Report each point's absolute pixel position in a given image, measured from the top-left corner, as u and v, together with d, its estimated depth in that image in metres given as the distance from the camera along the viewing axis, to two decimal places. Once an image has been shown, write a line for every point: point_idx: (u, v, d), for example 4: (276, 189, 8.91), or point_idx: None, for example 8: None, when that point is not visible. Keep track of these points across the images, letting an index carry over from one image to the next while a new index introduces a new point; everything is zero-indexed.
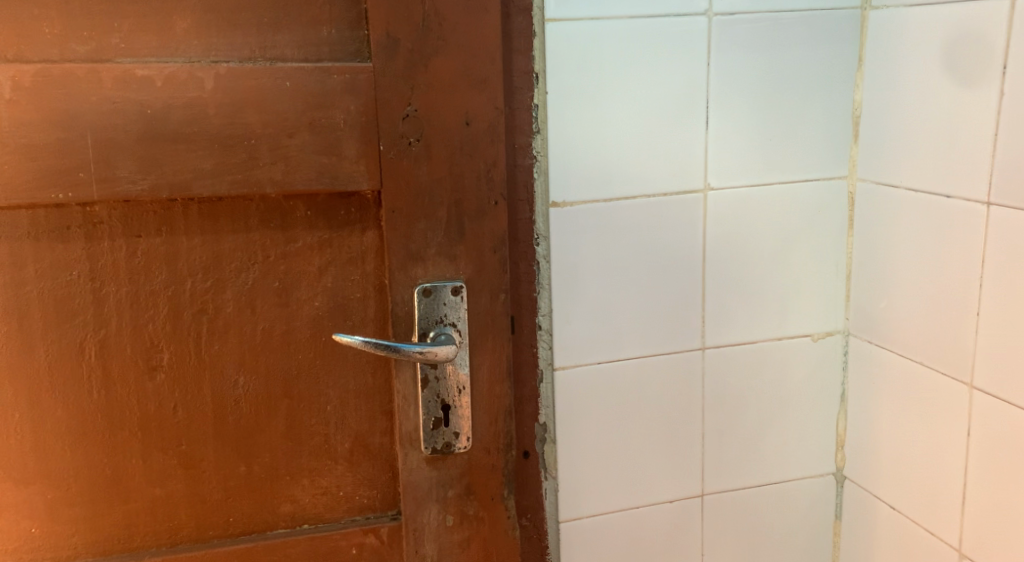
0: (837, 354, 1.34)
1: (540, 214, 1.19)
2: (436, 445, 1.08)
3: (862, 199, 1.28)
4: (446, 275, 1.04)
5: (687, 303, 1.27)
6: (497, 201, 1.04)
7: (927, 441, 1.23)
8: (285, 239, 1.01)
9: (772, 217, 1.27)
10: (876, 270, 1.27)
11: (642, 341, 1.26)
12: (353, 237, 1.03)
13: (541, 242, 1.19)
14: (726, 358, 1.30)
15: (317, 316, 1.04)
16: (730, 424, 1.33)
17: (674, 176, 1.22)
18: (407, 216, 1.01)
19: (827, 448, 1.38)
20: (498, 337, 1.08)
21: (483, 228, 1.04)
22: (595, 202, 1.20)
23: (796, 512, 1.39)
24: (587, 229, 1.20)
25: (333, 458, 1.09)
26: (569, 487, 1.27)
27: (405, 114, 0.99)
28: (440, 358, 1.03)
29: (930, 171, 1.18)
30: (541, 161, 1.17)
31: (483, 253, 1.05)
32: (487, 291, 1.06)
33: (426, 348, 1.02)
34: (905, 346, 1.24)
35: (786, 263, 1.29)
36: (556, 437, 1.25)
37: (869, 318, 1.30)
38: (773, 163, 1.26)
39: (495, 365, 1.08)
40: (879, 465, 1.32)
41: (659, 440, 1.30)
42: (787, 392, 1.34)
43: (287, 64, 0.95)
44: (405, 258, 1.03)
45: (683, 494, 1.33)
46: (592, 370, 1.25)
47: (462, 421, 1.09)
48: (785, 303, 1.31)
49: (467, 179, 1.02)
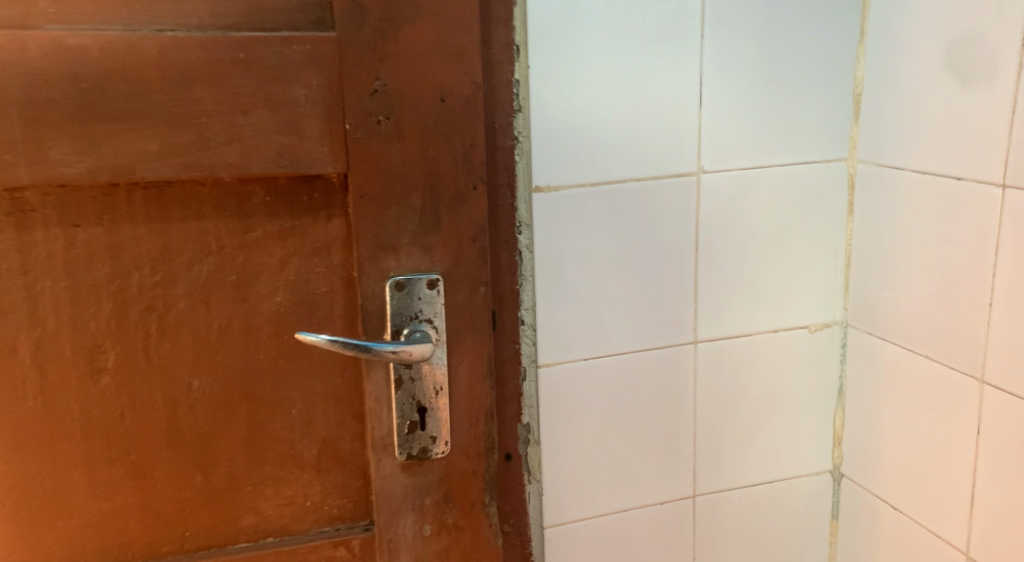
0: (834, 346, 1.27)
1: (523, 200, 1.10)
2: (412, 450, 1.00)
3: (863, 182, 1.21)
4: (420, 266, 0.96)
5: (678, 295, 1.18)
6: (476, 186, 0.95)
7: (931, 439, 1.16)
8: (242, 228, 0.92)
9: (768, 202, 1.19)
10: (878, 258, 1.20)
11: (631, 335, 1.18)
12: (317, 226, 0.94)
13: (524, 230, 1.10)
14: (719, 352, 1.22)
15: (279, 312, 0.95)
16: (724, 422, 1.25)
17: (665, 158, 1.14)
18: (377, 201, 0.93)
19: (823, 445, 1.31)
20: (478, 332, 1.00)
21: (460, 215, 0.95)
22: (581, 186, 1.11)
23: (791, 512, 1.32)
24: (573, 216, 1.12)
25: (299, 465, 1.00)
26: (554, 491, 1.19)
27: (373, 89, 0.89)
28: (413, 358, 0.95)
29: (939, 151, 1.11)
30: (524, 142, 1.08)
31: (461, 243, 0.96)
32: (465, 283, 0.98)
33: (398, 347, 0.94)
34: (910, 338, 1.17)
35: (783, 251, 1.21)
36: (541, 438, 1.17)
37: (870, 309, 1.23)
38: (771, 143, 1.18)
39: (475, 363, 1.00)
40: (880, 463, 1.25)
41: (650, 440, 1.22)
42: (783, 387, 1.26)
43: (241, 33, 0.86)
44: (376, 249, 0.94)
45: (674, 496, 1.25)
46: (579, 366, 1.16)
47: (440, 424, 1.00)
48: (782, 293, 1.23)
49: (442, 162, 0.93)
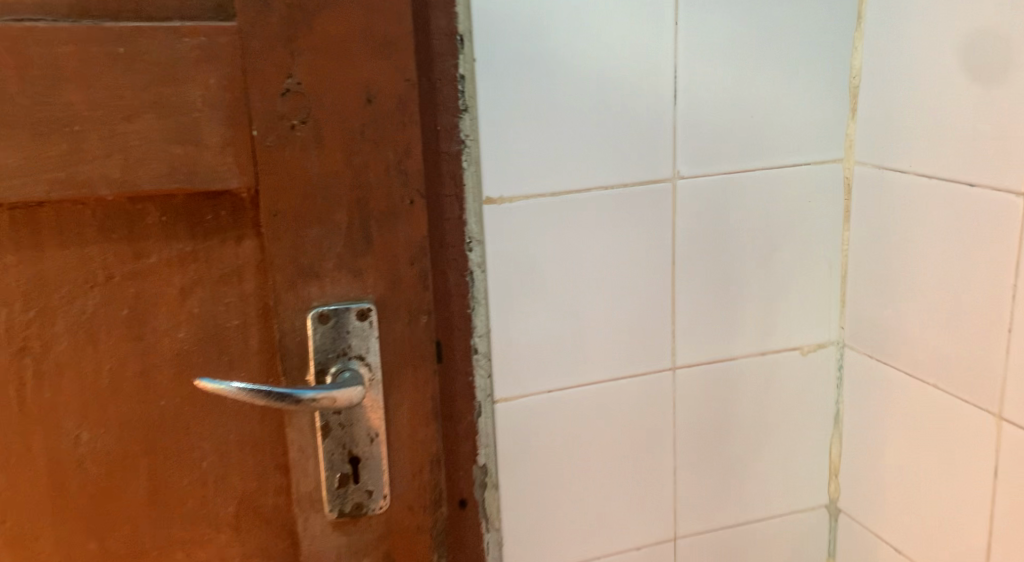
0: (831, 369, 1.14)
1: (472, 213, 0.96)
2: (345, 507, 0.86)
3: (860, 185, 1.07)
4: (349, 294, 0.81)
5: (654, 316, 1.05)
6: (413, 200, 0.81)
7: (943, 479, 1.04)
8: (133, 254, 0.78)
9: (754, 210, 1.05)
10: (880, 270, 1.07)
11: (601, 363, 1.04)
12: (225, 250, 0.80)
13: (475, 247, 0.96)
14: (701, 379, 1.09)
15: (182, 350, 0.81)
16: (708, 456, 1.12)
17: (639, 161, 1.00)
18: (294, 220, 0.79)
19: (818, 477, 1.18)
20: (420, 369, 0.85)
21: (395, 234, 0.81)
22: (541, 195, 0.97)
23: (782, 552, 1.19)
24: (533, 229, 0.98)
25: (213, 526, 0.86)
26: (517, 539, 1.05)
27: (284, 89, 0.75)
28: (339, 405, 0.80)
29: (951, 153, 0.97)
30: (472, 146, 0.94)
31: (397, 267, 0.82)
32: (403, 313, 0.83)
33: (323, 394, 0.79)
34: (916, 364, 1.04)
35: (772, 265, 1.08)
36: (499, 481, 1.03)
37: (869, 329, 1.10)
38: (757, 143, 1.04)
39: (416, 404, 0.86)
40: (882, 500, 1.12)
41: (625, 478, 1.09)
42: (774, 416, 1.13)
43: (120, 23, 0.72)
44: (295, 275, 0.80)
45: (652, 539, 1.12)
46: (541, 399, 1.03)
47: (376, 476, 0.86)
48: (770, 311, 1.10)
49: (372, 172, 0.79)
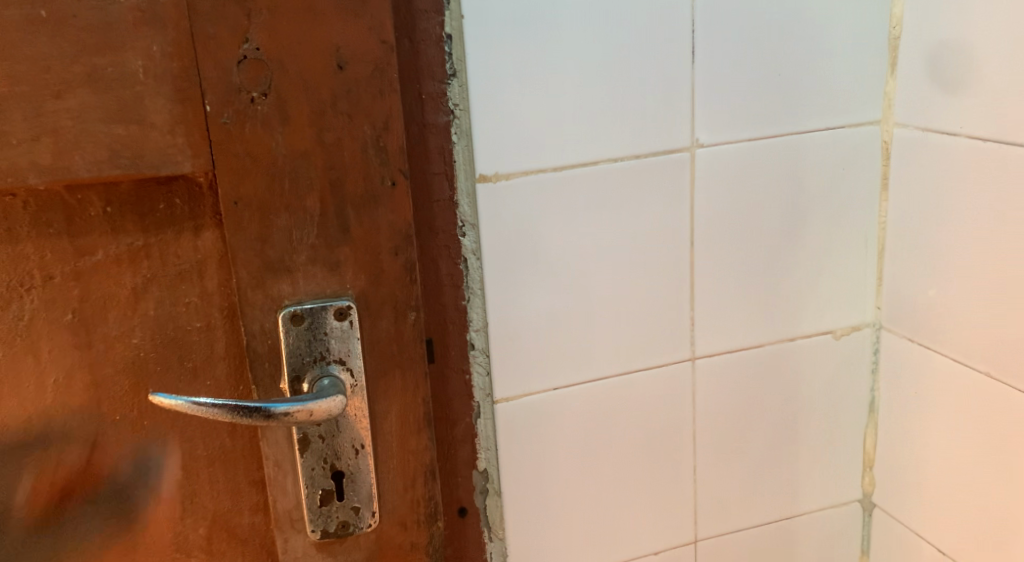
0: (865, 353, 1.04)
1: (466, 193, 0.85)
2: (329, 526, 0.77)
3: (901, 150, 0.97)
4: (326, 291, 0.71)
5: (672, 301, 0.95)
6: (395, 180, 0.71)
7: (996, 477, 0.94)
8: (75, 251, 0.69)
9: (782, 180, 0.95)
10: (921, 244, 0.97)
11: (614, 353, 0.94)
12: (181, 243, 0.71)
13: (468, 232, 0.87)
14: (723, 368, 0.99)
15: (138, 358, 0.72)
16: (731, 453, 1.02)
17: (653, 129, 0.89)
18: (258, 208, 0.69)
19: (852, 469, 1.08)
20: (410, 372, 0.75)
21: (375, 220, 0.71)
22: (542, 171, 0.87)
23: (812, 549, 1.09)
24: (535, 207, 0.87)
25: (183, 550, 0.77)
26: (524, 547, 0.96)
27: (240, 56, 0.65)
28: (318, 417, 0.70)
29: (1012, 115, 0.86)
30: (462, 117, 0.84)
31: (379, 258, 0.72)
32: (389, 310, 0.73)
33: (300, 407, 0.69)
34: (965, 350, 0.94)
35: (801, 241, 0.97)
36: (502, 487, 0.94)
37: (908, 310, 1.00)
38: (786, 105, 0.93)
39: (407, 411, 0.76)
40: (924, 497, 1.02)
41: (642, 478, 0.99)
42: (804, 406, 1.03)
43: None
44: (262, 271, 0.70)
45: (672, 542, 1.03)
46: (548, 395, 0.93)
47: (364, 492, 0.77)
48: (799, 293, 0.99)
49: (347, 150, 0.69)
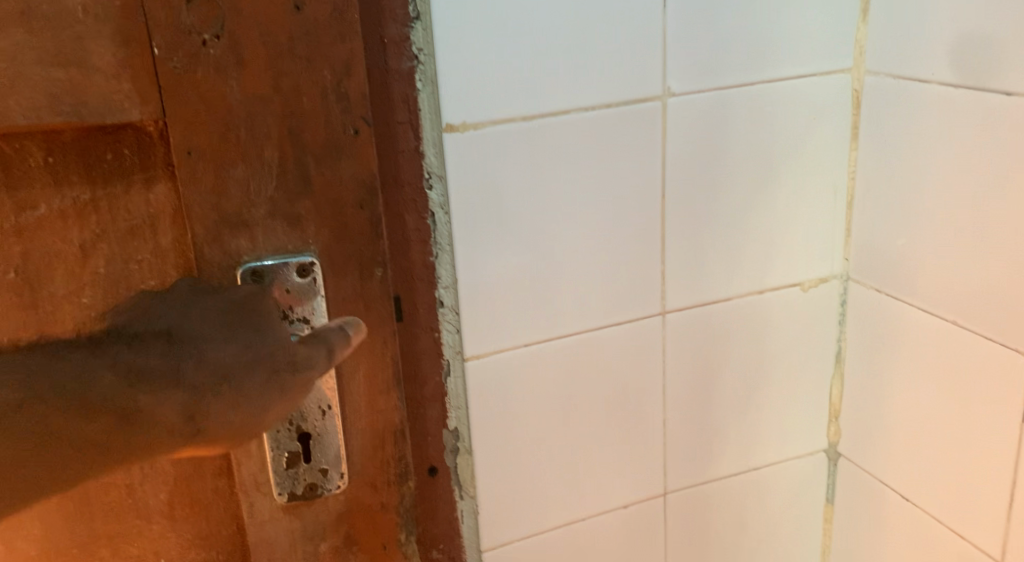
0: (833, 304, 1.03)
1: (431, 143, 0.83)
2: (296, 489, 0.75)
3: (872, 98, 0.95)
4: (287, 246, 0.69)
5: (642, 254, 0.93)
6: (357, 129, 0.69)
7: (960, 426, 0.94)
8: (17, 204, 0.66)
9: (753, 129, 0.93)
10: (890, 193, 0.96)
11: (584, 309, 0.92)
12: (132, 197, 0.68)
13: (435, 184, 0.84)
14: (693, 321, 0.97)
15: (89, 320, 0.69)
16: (701, 405, 1.01)
17: (624, 75, 0.87)
18: (213, 159, 0.66)
19: (818, 420, 1.08)
20: (376, 328, 0.74)
21: (337, 171, 0.69)
22: (510, 121, 0.84)
23: (779, 500, 1.10)
24: (503, 159, 0.85)
25: (144, 516, 0.76)
26: (494, 506, 0.95)
27: None
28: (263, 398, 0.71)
29: (984, 60, 0.84)
30: (426, 63, 0.81)
31: (342, 212, 0.70)
32: (354, 266, 0.71)
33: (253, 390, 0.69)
34: (932, 299, 0.94)
35: (772, 192, 0.96)
36: (473, 446, 0.92)
37: (877, 260, 0.99)
38: (758, 51, 0.91)
39: (375, 369, 0.75)
40: (890, 446, 1.02)
41: (612, 433, 0.98)
42: (774, 358, 1.03)
43: None
44: (219, 225, 0.67)
45: (642, 496, 1.02)
46: (518, 353, 0.91)
47: (331, 453, 0.75)
48: (769, 244, 0.98)
49: (305, 96, 0.67)
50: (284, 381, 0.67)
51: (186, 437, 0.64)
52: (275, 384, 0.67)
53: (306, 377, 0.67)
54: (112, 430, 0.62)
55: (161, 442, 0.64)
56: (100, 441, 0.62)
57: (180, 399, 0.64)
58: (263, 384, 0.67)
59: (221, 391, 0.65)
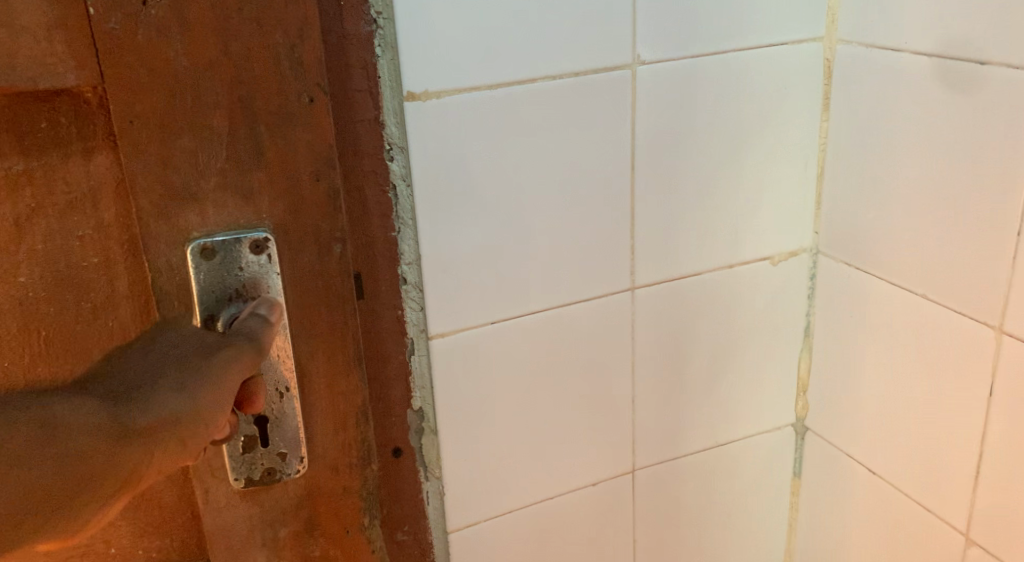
0: (802, 277, 1.02)
1: (391, 112, 0.79)
2: (254, 474, 0.72)
3: (843, 68, 0.93)
4: (240, 221, 0.66)
5: (611, 228, 0.90)
6: (312, 97, 0.65)
7: (928, 401, 0.93)
8: None
9: (723, 100, 0.91)
10: (860, 164, 0.94)
11: (551, 285, 0.90)
12: (71, 170, 0.64)
13: (396, 155, 0.81)
14: (662, 296, 0.95)
15: (30, 298, 0.66)
16: (669, 381, 0.99)
17: (593, 42, 0.84)
18: (157, 127, 0.62)
19: (786, 394, 1.07)
20: (335, 307, 0.71)
21: (292, 140, 0.66)
22: (474, 90, 0.81)
23: (747, 474, 1.09)
24: (467, 129, 0.81)
25: None
26: (460, 486, 0.93)
27: None
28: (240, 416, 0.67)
29: (958, 29, 0.82)
30: (386, 28, 0.77)
31: (298, 184, 0.67)
32: (311, 241, 0.68)
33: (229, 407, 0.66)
34: (902, 273, 0.92)
35: (743, 163, 0.94)
36: (438, 426, 0.90)
37: (846, 233, 0.97)
38: (728, 19, 0.88)
39: (334, 350, 0.72)
40: (859, 421, 1.01)
41: (580, 410, 0.96)
42: (743, 332, 1.01)
43: None
44: (166, 198, 0.64)
45: (610, 474, 1.00)
46: (484, 330, 0.88)
47: (290, 436, 0.72)
48: (738, 217, 0.96)
49: (257, 61, 0.63)
50: (211, 368, 0.62)
51: (117, 439, 0.58)
52: (198, 370, 0.62)
53: (238, 365, 0.64)
54: (35, 441, 0.55)
55: (93, 450, 0.56)
56: (22, 458, 0.54)
57: (98, 406, 0.58)
58: (186, 379, 0.61)
59: (143, 394, 0.60)
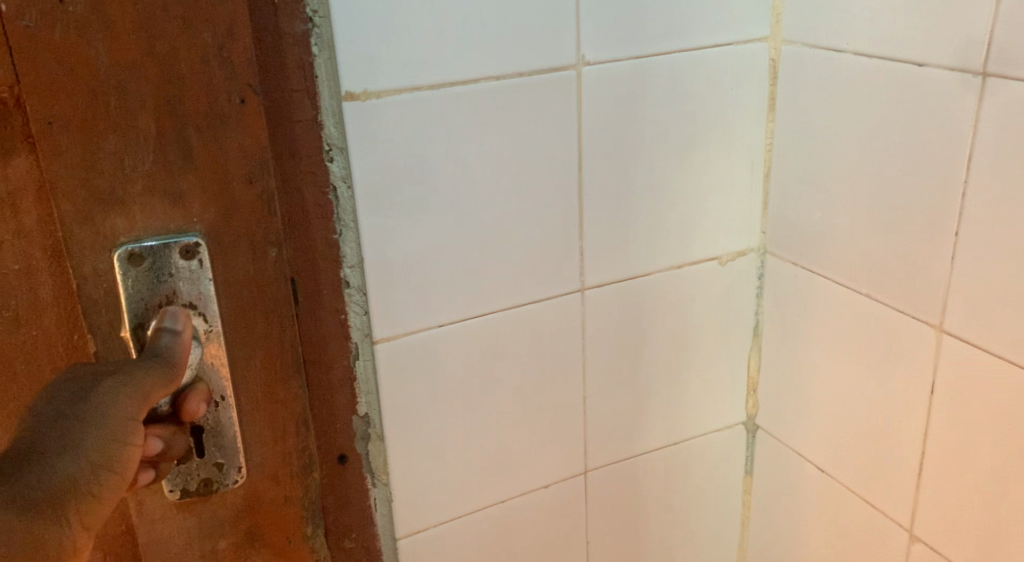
0: (750, 277, 1.02)
1: (329, 112, 0.78)
2: (190, 486, 0.70)
3: (788, 69, 0.93)
4: (169, 227, 0.64)
5: (558, 229, 0.89)
6: (243, 98, 0.64)
7: (873, 400, 0.93)
8: None
9: (670, 100, 0.90)
10: (805, 164, 0.94)
11: (498, 287, 0.89)
12: None
13: (335, 156, 0.79)
14: (611, 297, 0.95)
15: None
16: (620, 382, 0.99)
17: (538, 43, 0.83)
18: (80, 129, 0.60)
19: (737, 393, 1.07)
20: (273, 313, 0.69)
21: (223, 142, 0.64)
22: (417, 90, 0.79)
23: (699, 474, 1.09)
24: (409, 130, 0.80)
25: None
26: (408, 493, 0.91)
27: None
28: (181, 433, 0.68)
29: (898, 32, 0.82)
30: (322, 27, 0.76)
31: (229, 186, 0.65)
32: (245, 244, 0.67)
33: (164, 423, 0.67)
34: (847, 273, 0.92)
35: (690, 164, 0.94)
36: (384, 432, 0.88)
37: (792, 233, 0.98)
38: (673, 20, 0.88)
39: (272, 356, 0.70)
40: (807, 420, 1.01)
41: (530, 413, 0.95)
42: (692, 333, 1.01)
43: None
44: (91, 203, 0.62)
45: (561, 476, 0.99)
46: (429, 334, 0.87)
47: (227, 446, 0.70)
48: (686, 218, 0.96)
49: (184, 61, 0.61)
50: (104, 414, 0.59)
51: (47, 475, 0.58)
52: (97, 425, 0.58)
53: (128, 401, 0.60)
54: None
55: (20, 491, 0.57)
56: None
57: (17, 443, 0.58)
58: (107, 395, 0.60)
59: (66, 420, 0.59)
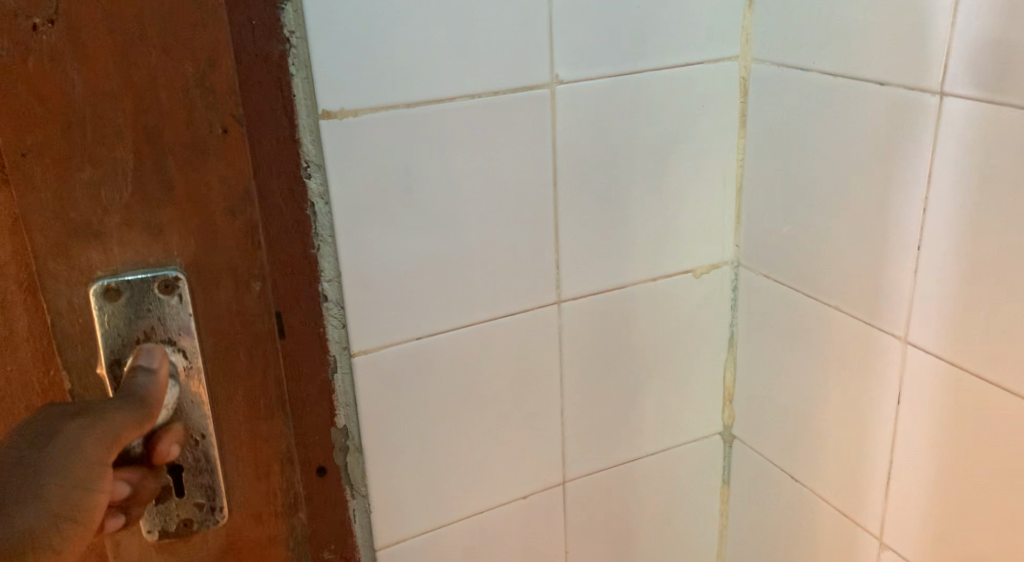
0: (724, 289, 1.02)
1: (306, 129, 0.76)
2: (168, 526, 0.68)
3: (759, 83, 0.94)
4: (150, 260, 0.62)
5: (533, 248, 0.89)
6: (226, 128, 0.62)
7: (846, 406, 0.93)
8: None
9: (642, 116, 0.90)
10: (775, 176, 0.94)
11: (473, 309, 0.87)
12: None
13: (313, 172, 0.77)
14: (587, 314, 0.94)
15: None
16: (595, 398, 0.98)
17: (512, 62, 0.82)
18: (52, 159, 0.58)
19: (712, 405, 1.07)
20: (256, 348, 0.67)
21: (204, 173, 0.62)
22: (394, 108, 0.78)
23: (674, 486, 1.08)
24: (386, 143, 0.79)
25: None
26: (387, 503, 0.89)
27: None
28: (152, 476, 0.65)
29: (862, 52, 0.83)
30: (298, 48, 0.74)
31: (212, 219, 0.63)
32: (228, 277, 0.65)
33: (136, 465, 0.65)
34: (817, 284, 0.92)
35: (662, 179, 0.93)
36: (363, 443, 0.86)
37: (763, 245, 0.98)
38: (644, 39, 0.87)
39: (254, 393, 0.68)
40: (781, 432, 1.01)
41: (507, 431, 0.94)
42: (667, 349, 1.00)
43: None
44: (65, 235, 0.60)
45: (539, 491, 0.98)
46: (408, 345, 0.85)
47: (207, 485, 0.68)
48: (659, 234, 0.95)
49: (163, 91, 0.59)
50: (69, 458, 0.57)
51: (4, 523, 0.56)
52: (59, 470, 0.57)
53: (95, 445, 0.58)
54: None
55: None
56: None
57: None
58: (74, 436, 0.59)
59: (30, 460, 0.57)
